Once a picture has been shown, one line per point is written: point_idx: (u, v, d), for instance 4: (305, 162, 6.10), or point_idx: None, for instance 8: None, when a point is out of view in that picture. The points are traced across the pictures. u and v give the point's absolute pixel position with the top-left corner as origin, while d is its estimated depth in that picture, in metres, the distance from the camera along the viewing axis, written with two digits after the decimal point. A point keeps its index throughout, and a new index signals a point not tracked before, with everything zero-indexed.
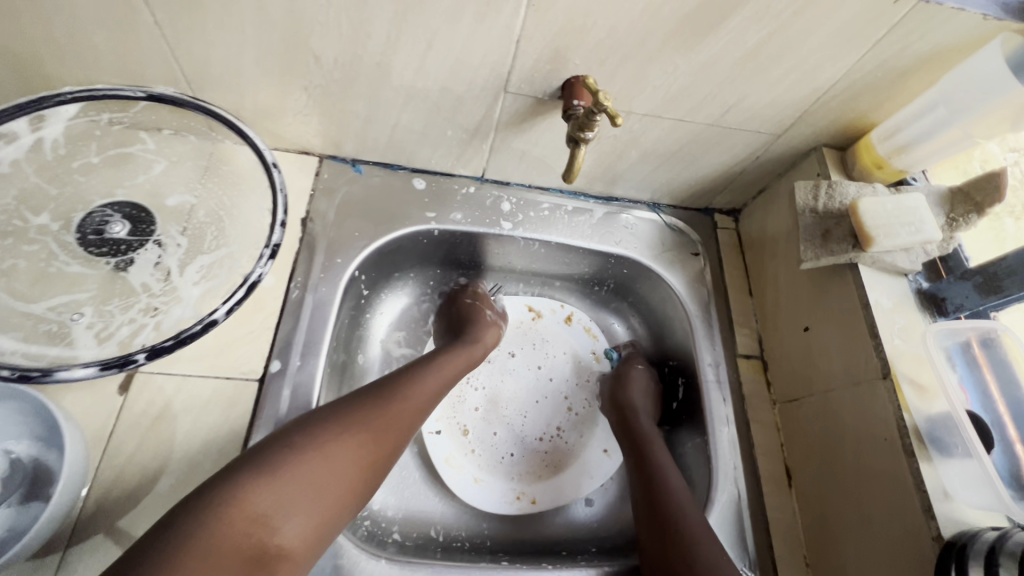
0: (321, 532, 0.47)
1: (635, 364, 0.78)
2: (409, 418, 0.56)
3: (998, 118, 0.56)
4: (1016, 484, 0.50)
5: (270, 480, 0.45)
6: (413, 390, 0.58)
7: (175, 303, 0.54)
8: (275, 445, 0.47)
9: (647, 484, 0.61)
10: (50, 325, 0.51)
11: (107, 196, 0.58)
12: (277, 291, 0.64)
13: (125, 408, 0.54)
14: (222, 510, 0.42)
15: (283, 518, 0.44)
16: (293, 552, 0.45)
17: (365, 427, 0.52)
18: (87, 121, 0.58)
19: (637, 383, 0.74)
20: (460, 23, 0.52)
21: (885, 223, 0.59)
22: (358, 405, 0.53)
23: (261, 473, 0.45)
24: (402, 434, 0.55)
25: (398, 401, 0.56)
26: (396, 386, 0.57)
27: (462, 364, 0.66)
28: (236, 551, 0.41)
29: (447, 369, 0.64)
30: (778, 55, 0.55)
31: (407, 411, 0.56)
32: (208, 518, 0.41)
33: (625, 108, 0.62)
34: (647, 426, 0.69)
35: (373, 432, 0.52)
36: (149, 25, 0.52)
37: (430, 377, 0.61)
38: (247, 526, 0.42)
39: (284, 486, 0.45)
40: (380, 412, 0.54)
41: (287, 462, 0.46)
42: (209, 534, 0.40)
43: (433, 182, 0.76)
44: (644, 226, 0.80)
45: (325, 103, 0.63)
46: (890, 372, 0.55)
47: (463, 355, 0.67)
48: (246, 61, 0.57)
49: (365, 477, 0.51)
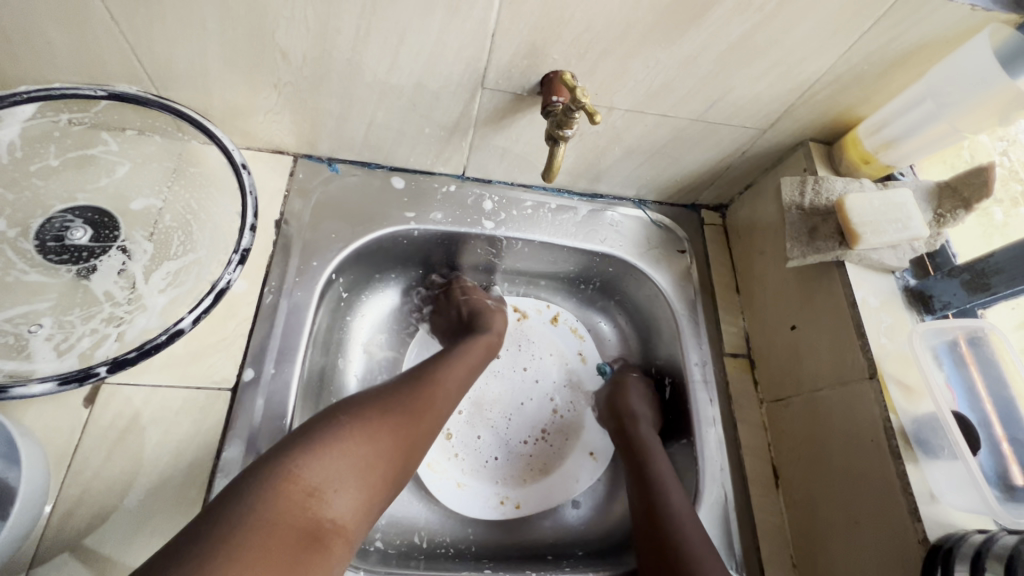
0: (372, 508, 0.47)
1: (630, 373, 0.78)
2: (443, 398, 0.58)
3: (985, 112, 0.55)
4: (1003, 485, 0.49)
5: (322, 454, 0.45)
6: (442, 374, 0.60)
7: (140, 312, 0.52)
8: (321, 423, 0.48)
9: (646, 491, 0.60)
10: (6, 337, 0.49)
11: (67, 201, 0.56)
12: (250, 296, 0.62)
13: (90, 421, 0.52)
14: (276, 485, 0.42)
15: (337, 492, 0.44)
16: (346, 527, 0.44)
17: (406, 405, 0.53)
18: (47, 122, 0.56)
19: (635, 392, 0.74)
20: (432, 17, 0.50)
21: (872, 220, 0.58)
22: (396, 388, 0.54)
23: (312, 448, 0.45)
24: (438, 413, 0.56)
25: (431, 384, 0.57)
26: (427, 371, 0.59)
27: (481, 352, 0.68)
28: (295, 523, 0.40)
29: (469, 356, 0.66)
30: (761, 48, 0.53)
31: (440, 392, 0.58)
32: (263, 493, 0.41)
33: (607, 103, 0.61)
34: (646, 432, 0.68)
35: (414, 409, 0.53)
36: (105, 22, 0.50)
37: (455, 364, 0.63)
38: (303, 499, 0.42)
39: (337, 458, 0.45)
40: (418, 393, 0.55)
41: (337, 436, 0.46)
42: (265, 509, 0.40)
43: (412, 181, 0.74)
44: (630, 224, 0.79)
45: (296, 101, 0.61)
46: (877, 372, 0.54)
47: (480, 346, 0.68)
48: (210, 58, 0.55)
49: (410, 453, 0.51)
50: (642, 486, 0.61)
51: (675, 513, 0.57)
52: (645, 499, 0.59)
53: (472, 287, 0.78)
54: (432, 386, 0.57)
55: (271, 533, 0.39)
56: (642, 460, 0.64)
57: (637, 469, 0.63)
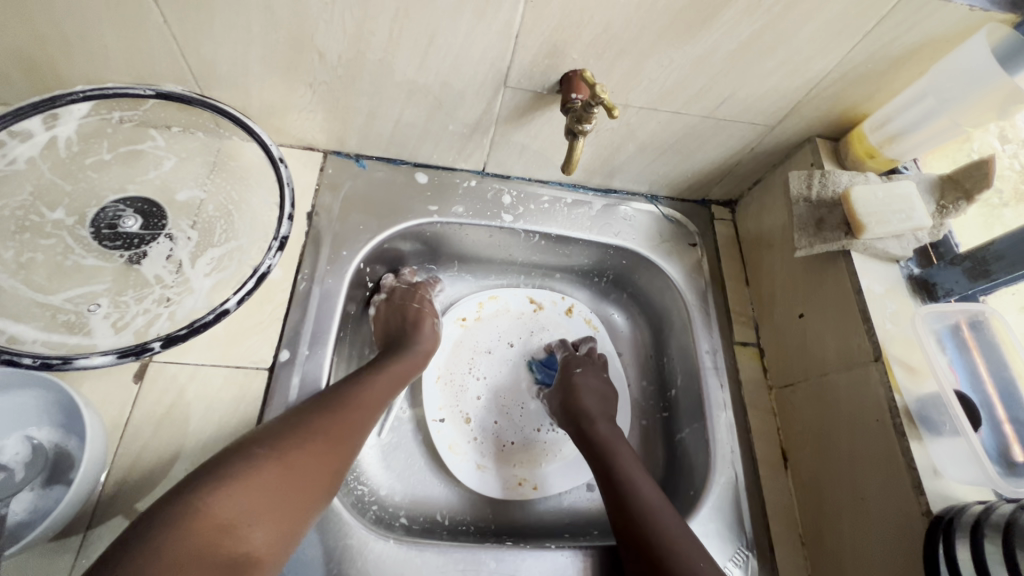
0: (289, 538, 0.45)
1: (573, 368, 0.75)
2: (368, 416, 0.56)
3: (984, 107, 0.57)
4: (1004, 461, 0.52)
5: (235, 486, 0.43)
6: (366, 391, 0.58)
7: (187, 294, 0.56)
8: (233, 453, 0.46)
9: (619, 500, 0.57)
10: (68, 315, 0.53)
11: (119, 192, 0.60)
12: (285, 283, 0.66)
13: (140, 396, 0.56)
14: (185, 523, 0.40)
15: (251, 525, 0.42)
16: (265, 560, 0.43)
17: (325, 428, 0.52)
18: (99, 119, 0.60)
19: (584, 389, 0.72)
20: (460, 20, 0.54)
21: (877, 211, 0.60)
22: (314, 409, 0.53)
23: (224, 481, 0.43)
24: (359, 432, 0.55)
25: (354, 403, 0.56)
26: (350, 388, 0.57)
27: (415, 361, 0.67)
28: (209, 561, 0.39)
29: (398, 367, 0.64)
30: (771, 47, 0.56)
31: (362, 410, 0.56)
32: (171, 532, 0.39)
33: (622, 100, 0.64)
34: (606, 431, 0.66)
35: (334, 432, 0.52)
36: (158, 24, 0.54)
37: (384, 376, 0.62)
38: (215, 536, 0.40)
39: (250, 490, 0.44)
40: (339, 413, 0.54)
41: (250, 467, 0.45)
42: (175, 545, 0.38)
43: (435, 176, 0.78)
44: (643, 218, 0.82)
45: (329, 99, 0.65)
46: (882, 355, 0.57)
47: (418, 357, 0.68)
48: (252, 59, 0.59)
49: (330, 475, 0.50)
50: (614, 493, 0.58)
51: (650, 511, 0.56)
52: (619, 509, 0.57)
53: (414, 295, 0.75)
54: (355, 404, 0.56)
55: (183, 573, 0.38)
56: (614, 467, 0.61)
57: (608, 479, 0.60)
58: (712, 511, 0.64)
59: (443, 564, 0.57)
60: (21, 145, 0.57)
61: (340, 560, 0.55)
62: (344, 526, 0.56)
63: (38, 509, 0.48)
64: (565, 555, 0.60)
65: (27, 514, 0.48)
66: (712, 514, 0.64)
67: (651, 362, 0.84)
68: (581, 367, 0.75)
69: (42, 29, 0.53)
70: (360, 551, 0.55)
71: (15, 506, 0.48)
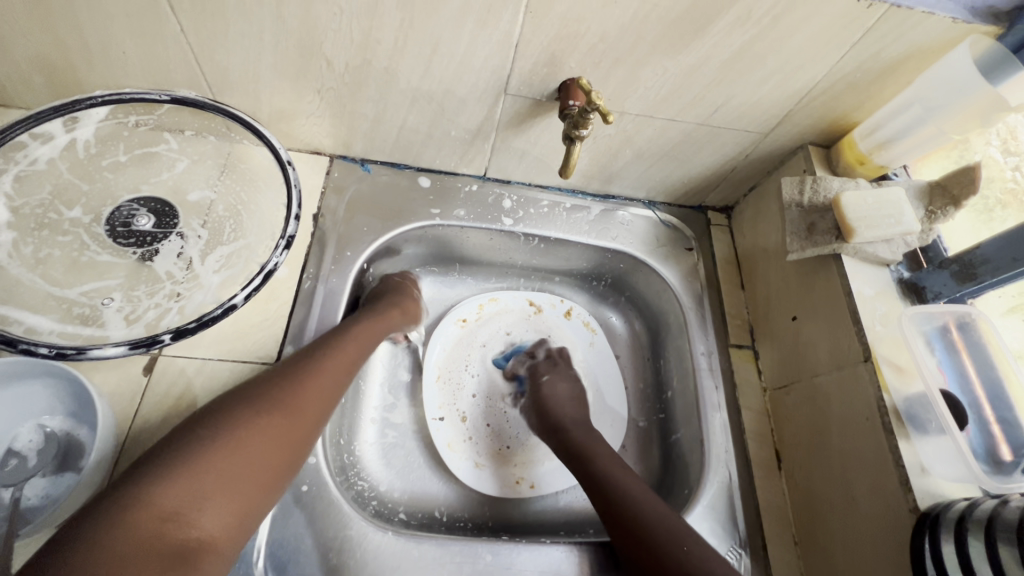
0: (244, 519, 0.44)
1: (540, 378, 0.77)
2: (328, 394, 0.55)
3: (969, 116, 0.59)
4: (990, 460, 0.53)
5: (184, 473, 0.42)
6: (319, 364, 0.56)
7: (197, 289, 0.58)
8: (181, 438, 0.44)
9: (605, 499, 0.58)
10: (83, 309, 0.55)
11: (133, 192, 0.63)
12: (290, 281, 0.68)
13: (149, 388, 0.58)
14: (124, 516, 0.38)
15: (203, 510, 0.41)
16: (222, 543, 0.42)
17: (277, 405, 0.50)
18: (116, 123, 0.63)
19: (553, 399, 0.73)
20: (463, 30, 0.56)
21: (867, 215, 0.62)
22: (270, 385, 0.51)
23: (172, 469, 0.42)
24: (319, 410, 0.53)
25: (311, 377, 0.54)
26: (309, 364, 0.55)
27: (396, 314, 0.69)
28: (153, 550, 0.37)
29: (361, 339, 0.62)
30: (761, 57, 0.58)
31: (321, 388, 0.54)
32: (115, 523, 0.37)
33: (619, 107, 0.66)
34: (583, 436, 0.68)
35: (291, 412, 0.50)
36: (175, 33, 0.57)
37: (346, 347, 0.60)
38: (159, 525, 0.39)
39: (200, 475, 0.42)
40: (296, 391, 0.52)
41: (199, 451, 0.43)
42: (117, 539, 0.37)
43: (437, 181, 0.80)
44: (640, 222, 0.84)
45: (336, 105, 0.67)
46: (871, 355, 0.58)
47: (391, 313, 0.68)
48: (264, 66, 0.61)
49: (288, 456, 0.49)
50: (606, 491, 0.59)
51: (631, 496, 0.57)
52: (611, 510, 0.57)
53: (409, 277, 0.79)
54: (313, 381, 0.54)
55: (129, 563, 0.36)
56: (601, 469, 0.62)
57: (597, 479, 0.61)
58: (706, 509, 0.65)
59: (439, 556, 0.58)
60: (42, 146, 0.60)
61: (339, 551, 0.56)
62: (345, 515, 0.57)
63: (50, 494, 0.49)
64: (558, 550, 0.61)
65: (39, 499, 0.49)
66: (705, 513, 0.65)
67: (649, 365, 0.85)
68: (547, 373, 0.77)
69: (66, 36, 0.56)
70: (359, 542, 0.57)
71: (27, 492, 0.49)
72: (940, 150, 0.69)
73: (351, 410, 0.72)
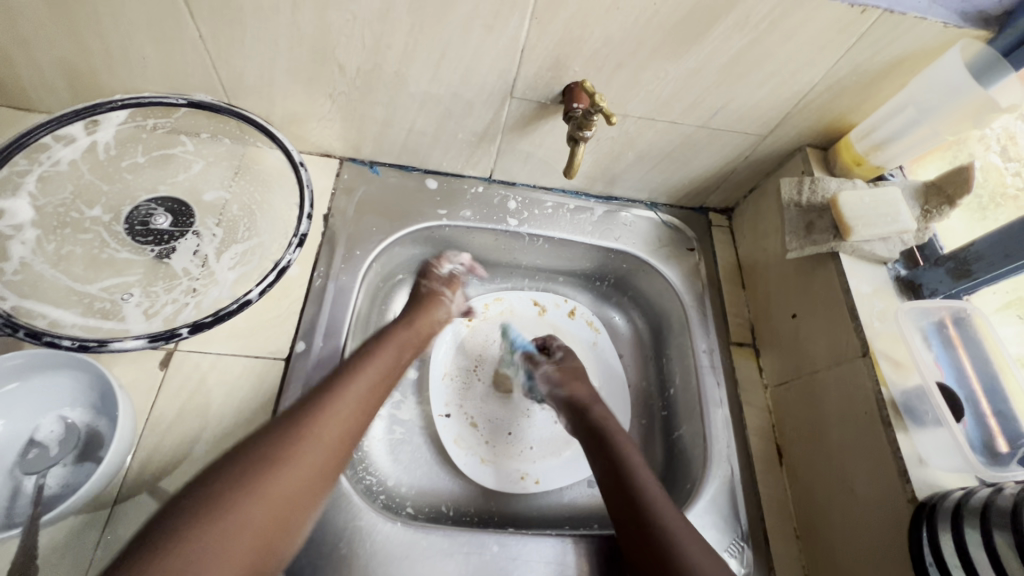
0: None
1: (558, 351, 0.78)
2: (341, 439, 0.54)
3: (963, 117, 0.61)
4: (986, 450, 0.54)
5: (187, 539, 0.41)
6: (333, 401, 0.55)
7: (212, 285, 0.60)
8: (187, 499, 0.44)
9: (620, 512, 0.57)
10: (104, 303, 0.57)
11: (152, 192, 0.65)
12: (302, 279, 0.70)
13: (165, 381, 0.60)
14: None
15: (206, 575, 0.41)
16: None
17: (282, 454, 0.49)
18: (134, 126, 0.66)
19: (580, 376, 0.74)
20: (471, 35, 0.58)
21: (864, 215, 0.64)
22: (278, 432, 0.51)
23: (175, 534, 0.41)
24: (331, 456, 0.52)
25: (323, 420, 0.53)
26: (324, 404, 0.54)
27: (419, 337, 0.70)
28: None
29: (379, 372, 0.61)
30: (759, 61, 0.60)
31: (335, 430, 0.53)
32: None
33: (621, 110, 0.68)
34: (602, 413, 0.69)
35: (300, 463, 0.49)
36: (194, 39, 0.59)
37: (365, 378, 0.59)
38: None
39: (203, 539, 0.42)
40: (307, 439, 0.51)
41: (201, 514, 0.43)
42: None
43: (444, 182, 0.82)
44: (642, 223, 0.85)
45: (347, 109, 0.69)
46: (869, 350, 0.59)
47: (413, 335, 0.69)
48: (278, 70, 0.63)
49: (296, 511, 0.48)
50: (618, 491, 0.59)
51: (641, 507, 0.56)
52: (623, 507, 0.57)
53: (439, 276, 0.78)
54: (324, 425, 0.53)
55: None
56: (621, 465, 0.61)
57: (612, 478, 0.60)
58: (708, 504, 0.65)
59: (447, 547, 0.59)
60: (64, 148, 0.62)
61: (350, 540, 0.57)
62: (353, 506, 0.59)
63: (70, 483, 0.52)
64: (559, 542, 0.62)
65: (60, 488, 0.51)
66: (708, 507, 0.65)
67: (652, 364, 0.86)
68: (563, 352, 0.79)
69: (90, 42, 0.59)
70: (368, 533, 0.58)
71: (49, 481, 0.52)
72: (936, 151, 0.70)
73: None
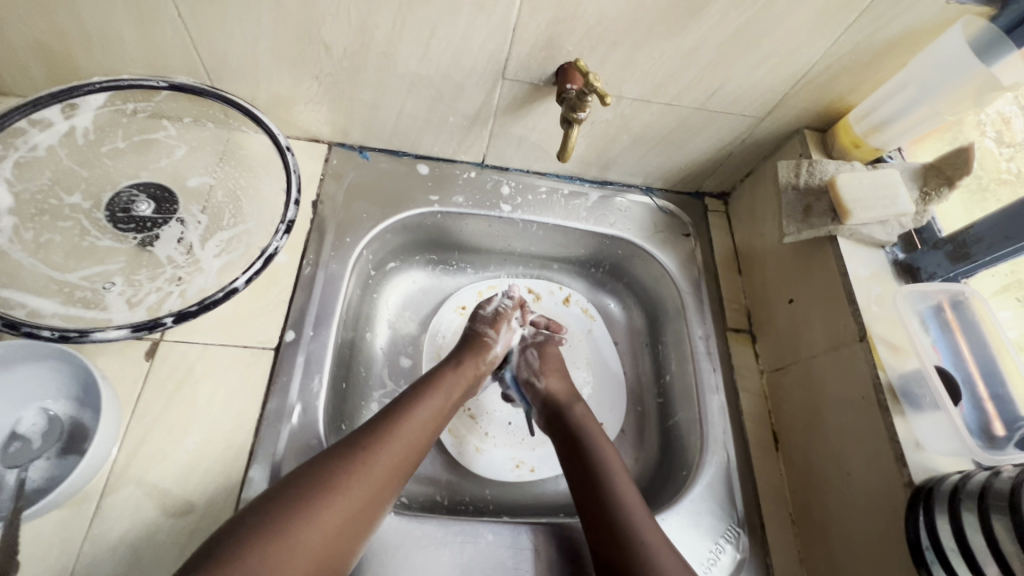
0: None
1: (526, 349, 0.76)
2: (393, 475, 0.53)
3: (964, 96, 0.59)
4: (983, 434, 0.54)
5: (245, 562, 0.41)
6: (394, 431, 0.55)
7: (197, 273, 0.58)
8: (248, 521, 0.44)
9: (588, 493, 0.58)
10: (85, 292, 0.55)
11: (133, 178, 0.63)
12: (291, 267, 0.68)
13: (151, 372, 0.58)
14: None
15: None
16: None
17: (348, 478, 0.49)
18: (113, 110, 0.63)
19: (555, 360, 0.75)
20: (460, 13, 0.57)
21: (862, 197, 0.63)
22: (334, 463, 0.50)
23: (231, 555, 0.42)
24: (381, 490, 0.51)
25: (384, 446, 0.53)
26: (380, 440, 0.53)
27: (468, 381, 0.67)
28: None
29: (432, 409, 0.60)
30: (756, 39, 0.59)
31: (393, 456, 0.53)
32: None
33: (616, 92, 0.66)
34: (582, 412, 0.67)
35: (352, 493, 0.49)
36: (173, 18, 0.57)
37: (421, 410, 0.59)
38: None
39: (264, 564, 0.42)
40: (361, 475, 0.50)
41: (262, 537, 0.43)
42: None
43: (436, 168, 0.80)
44: (638, 209, 0.84)
45: (335, 91, 0.67)
46: (867, 334, 0.59)
47: (461, 381, 0.66)
48: (261, 50, 0.61)
49: (345, 540, 0.48)
50: (581, 482, 0.59)
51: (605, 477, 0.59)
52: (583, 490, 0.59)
53: (484, 318, 0.74)
54: (382, 458, 0.52)
55: None
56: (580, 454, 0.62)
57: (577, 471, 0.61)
58: (706, 489, 0.65)
59: (442, 536, 0.58)
60: (41, 132, 0.61)
61: None
62: None
63: (53, 476, 0.51)
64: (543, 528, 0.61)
65: (44, 481, 0.50)
66: (704, 493, 0.65)
67: (648, 351, 0.85)
68: (537, 348, 0.76)
69: (64, 22, 0.57)
70: None
71: (31, 474, 0.51)
72: (935, 132, 0.69)
73: (353, 395, 0.72)
